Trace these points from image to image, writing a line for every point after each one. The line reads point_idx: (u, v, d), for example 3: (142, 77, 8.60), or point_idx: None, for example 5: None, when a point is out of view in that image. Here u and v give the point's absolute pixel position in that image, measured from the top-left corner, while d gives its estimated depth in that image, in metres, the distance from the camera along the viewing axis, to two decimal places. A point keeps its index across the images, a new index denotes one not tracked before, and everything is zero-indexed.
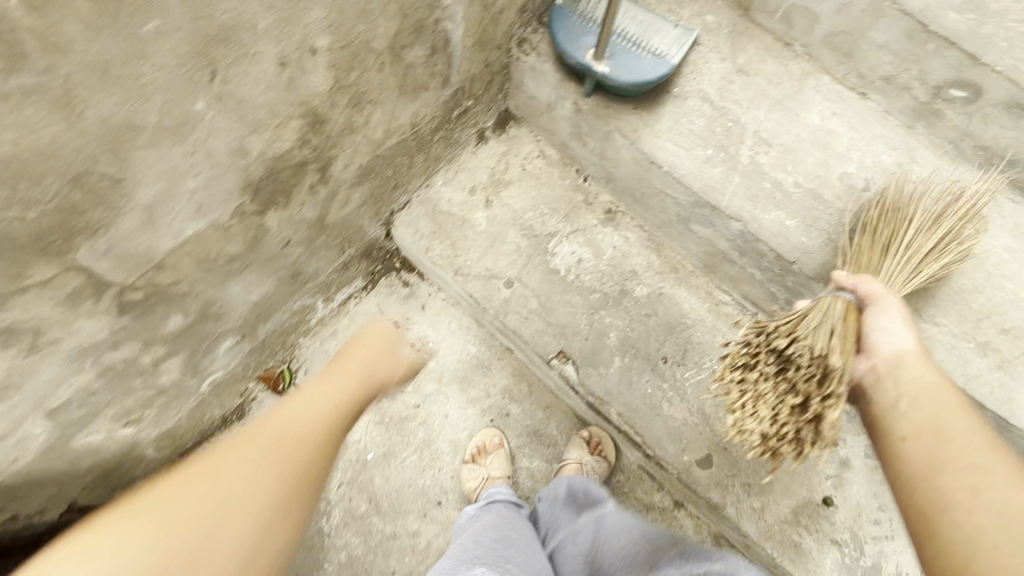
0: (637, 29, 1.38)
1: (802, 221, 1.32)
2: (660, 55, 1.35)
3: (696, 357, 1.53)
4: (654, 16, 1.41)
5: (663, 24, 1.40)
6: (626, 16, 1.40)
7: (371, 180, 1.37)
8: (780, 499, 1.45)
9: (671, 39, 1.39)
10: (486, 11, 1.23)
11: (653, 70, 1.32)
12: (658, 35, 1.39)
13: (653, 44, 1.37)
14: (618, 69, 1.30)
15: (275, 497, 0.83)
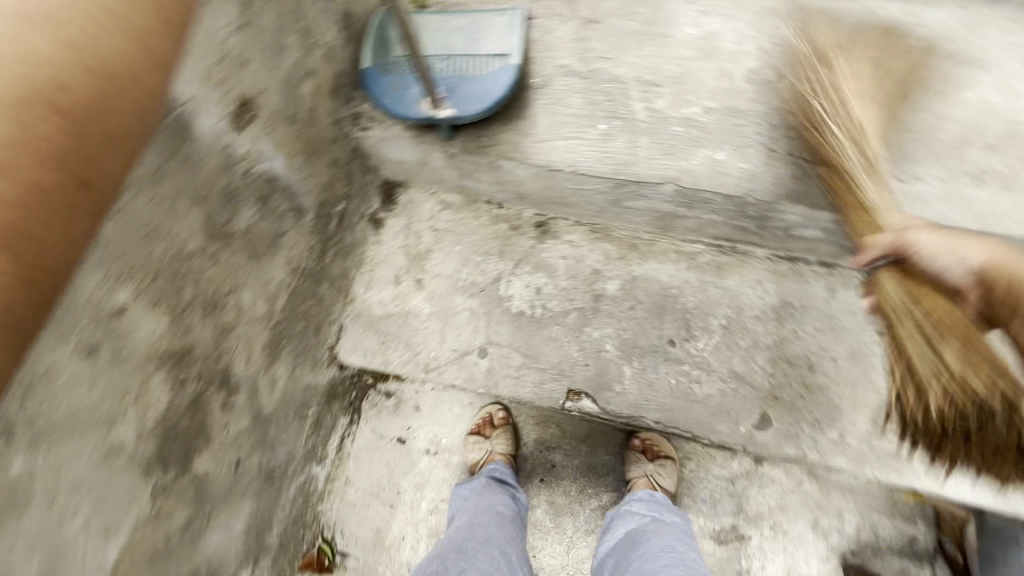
0: (463, 41, 1.23)
1: (733, 146, 1.16)
2: (500, 57, 1.20)
3: (700, 322, 1.40)
4: (471, 17, 1.25)
5: (485, 19, 1.24)
6: (443, 34, 1.24)
7: (287, 344, 1.20)
8: (856, 417, 1.33)
9: (501, 29, 1.23)
10: (296, 120, 1.05)
11: (496, 82, 1.18)
12: (488, 34, 1.23)
13: (486, 48, 1.21)
14: (463, 103, 1.17)
15: (84, 7, 0.42)
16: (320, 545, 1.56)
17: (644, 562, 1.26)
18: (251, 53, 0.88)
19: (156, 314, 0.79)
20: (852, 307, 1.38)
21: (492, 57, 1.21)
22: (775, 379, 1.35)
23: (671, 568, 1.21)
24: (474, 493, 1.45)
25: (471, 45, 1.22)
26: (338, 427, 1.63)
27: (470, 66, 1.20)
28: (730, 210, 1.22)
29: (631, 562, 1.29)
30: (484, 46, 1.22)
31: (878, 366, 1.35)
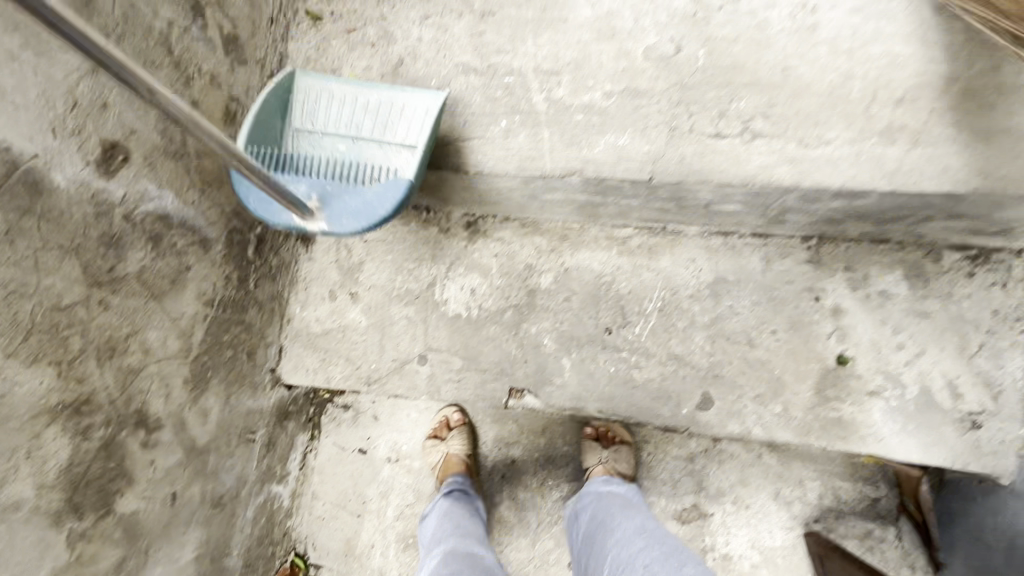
0: (373, 126, 1.16)
1: (635, 130, 1.13)
2: (409, 147, 1.13)
3: (636, 307, 1.38)
4: (391, 95, 1.16)
5: (398, 104, 1.16)
6: (354, 113, 1.18)
7: (215, 375, 1.21)
8: (798, 387, 1.31)
9: (415, 118, 1.15)
10: (183, 154, 1.04)
11: (379, 188, 1.08)
12: (402, 120, 1.15)
13: (396, 137, 1.14)
14: (338, 215, 1.08)
15: None
16: (293, 558, 1.60)
17: (619, 549, 1.13)
18: (110, 95, 0.88)
19: (39, 370, 0.80)
20: (788, 277, 1.35)
21: (400, 146, 1.14)
22: (714, 357, 1.34)
23: (646, 549, 1.08)
24: (446, 518, 1.41)
25: (382, 132, 1.15)
26: (299, 443, 1.64)
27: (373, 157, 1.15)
28: (645, 195, 1.19)
29: (609, 552, 1.16)
30: (395, 134, 1.15)
31: (818, 333, 1.32)
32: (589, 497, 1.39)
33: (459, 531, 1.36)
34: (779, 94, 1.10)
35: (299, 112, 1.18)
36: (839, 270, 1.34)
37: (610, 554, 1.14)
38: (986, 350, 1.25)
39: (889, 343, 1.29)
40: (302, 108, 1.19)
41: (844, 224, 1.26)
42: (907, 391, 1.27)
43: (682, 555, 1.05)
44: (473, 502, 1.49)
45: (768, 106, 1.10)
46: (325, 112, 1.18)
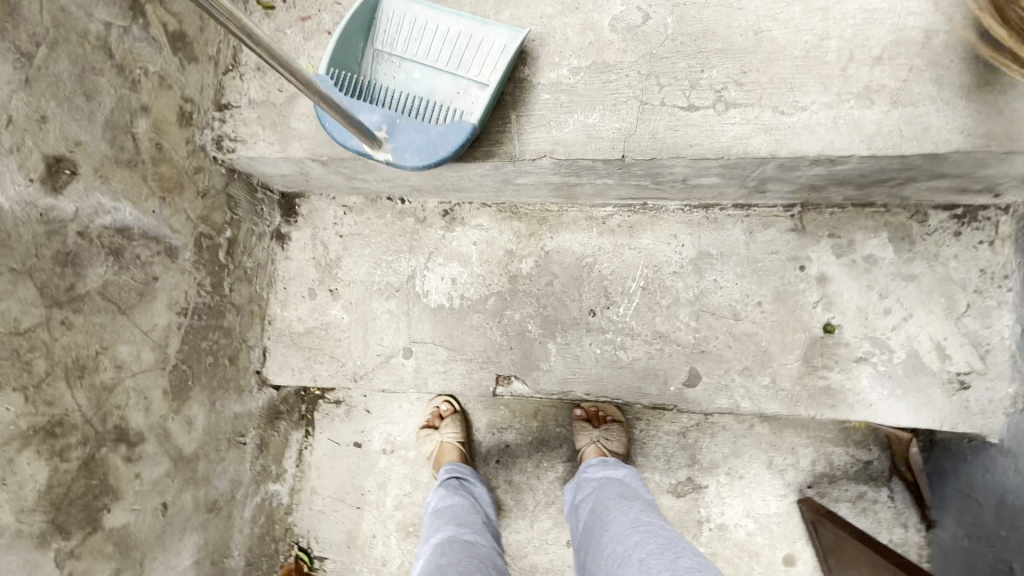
0: (450, 57, 1.11)
1: (604, 107, 1.09)
2: (480, 84, 1.09)
3: (619, 287, 1.36)
4: (468, 24, 1.10)
5: (480, 35, 1.10)
6: (433, 38, 1.11)
7: (197, 383, 1.20)
8: (785, 358, 1.30)
9: (493, 53, 1.09)
10: (136, 162, 1.01)
11: (443, 136, 1.06)
12: (479, 54, 1.10)
13: (470, 71, 1.09)
14: (403, 150, 1.06)
15: None
16: (298, 552, 1.63)
17: (615, 544, 1.10)
18: (48, 107, 0.85)
19: (3, 397, 0.80)
20: (773, 247, 1.33)
21: (472, 85, 1.10)
22: (700, 333, 1.33)
23: (643, 542, 1.05)
24: (440, 507, 1.36)
25: (456, 65, 1.11)
26: (293, 441, 1.64)
27: (444, 93, 1.11)
28: (621, 173, 1.16)
29: (603, 547, 1.12)
30: (468, 70, 1.10)
31: (804, 303, 1.30)
32: (587, 487, 1.36)
33: (454, 518, 1.30)
34: (752, 59, 1.05)
35: (381, 35, 1.14)
36: (824, 237, 1.31)
37: (605, 550, 1.11)
38: (973, 311, 1.23)
39: (875, 308, 1.28)
40: (385, 30, 1.14)
41: (826, 190, 1.23)
42: (894, 355, 1.27)
43: (680, 549, 1.03)
44: (471, 488, 1.46)
45: (740, 73, 1.06)
46: (409, 37, 1.12)
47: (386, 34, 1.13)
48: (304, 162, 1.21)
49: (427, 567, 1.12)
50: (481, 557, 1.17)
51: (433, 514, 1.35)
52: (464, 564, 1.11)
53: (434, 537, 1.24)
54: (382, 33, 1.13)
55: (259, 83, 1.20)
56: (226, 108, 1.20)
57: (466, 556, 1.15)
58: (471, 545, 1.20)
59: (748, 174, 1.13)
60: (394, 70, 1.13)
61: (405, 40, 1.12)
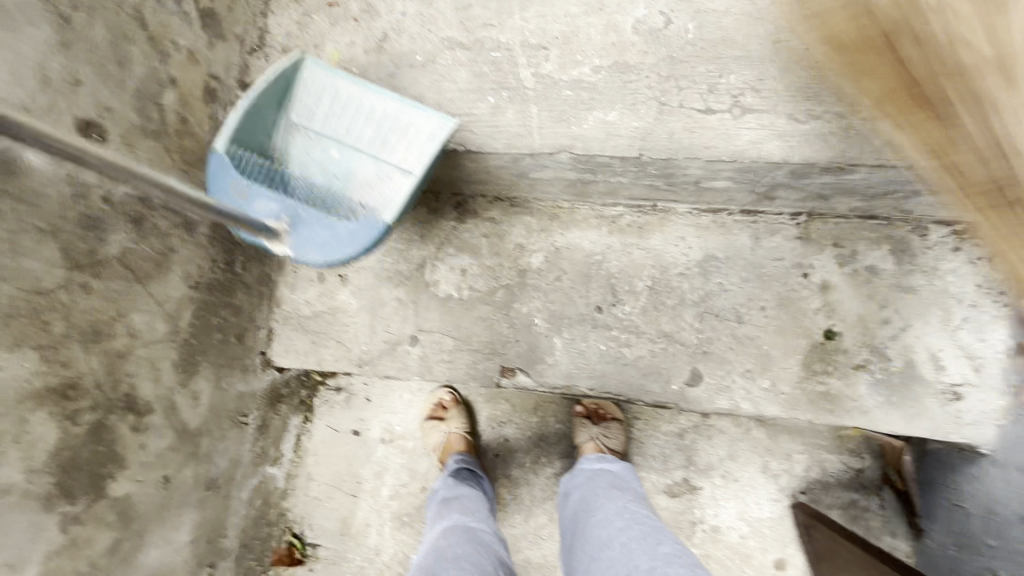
0: (374, 136, 1.15)
1: (624, 106, 1.11)
2: (402, 171, 1.12)
3: (626, 286, 1.39)
4: (395, 106, 1.12)
5: (407, 117, 1.12)
6: (357, 115, 1.15)
7: (204, 360, 1.20)
8: (786, 362, 1.33)
9: (419, 138, 1.12)
10: (160, 135, 1.01)
11: (347, 235, 1.08)
12: (404, 139, 1.12)
13: (393, 157, 1.13)
14: (302, 244, 1.08)
15: None
16: (290, 538, 1.62)
17: (600, 529, 1.16)
18: (82, 72, 0.86)
19: (19, 353, 0.80)
20: (778, 253, 1.36)
21: (392, 170, 1.14)
22: (704, 334, 1.35)
23: (626, 529, 1.13)
24: (447, 493, 1.39)
25: (379, 148, 1.15)
26: (292, 425, 1.64)
27: (364, 173, 1.15)
28: (635, 172, 1.19)
29: (589, 531, 1.18)
30: (391, 153, 1.13)
31: (806, 309, 1.33)
32: (580, 475, 1.38)
33: (460, 504, 1.34)
34: (768, 68, 1.09)
35: (299, 106, 1.16)
36: (827, 247, 1.34)
37: (590, 533, 1.18)
38: (969, 324, 1.26)
39: (875, 318, 1.31)
40: (303, 101, 1.16)
41: (833, 200, 1.26)
42: (891, 364, 1.30)
43: (660, 535, 1.11)
44: (478, 479, 1.48)
45: (758, 81, 1.09)
46: (330, 114, 1.15)
47: (302, 107, 1.16)
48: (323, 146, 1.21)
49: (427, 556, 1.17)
50: (480, 542, 1.21)
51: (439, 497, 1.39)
52: (465, 551, 1.17)
53: (438, 523, 1.28)
54: (299, 104, 1.16)
55: None
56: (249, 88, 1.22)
57: (467, 542, 1.20)
58: (471, 527, 1.25)
59: (759, 179, 1.16)
60: (309, 143, 1.16)
61: (326, 114, 1.16)
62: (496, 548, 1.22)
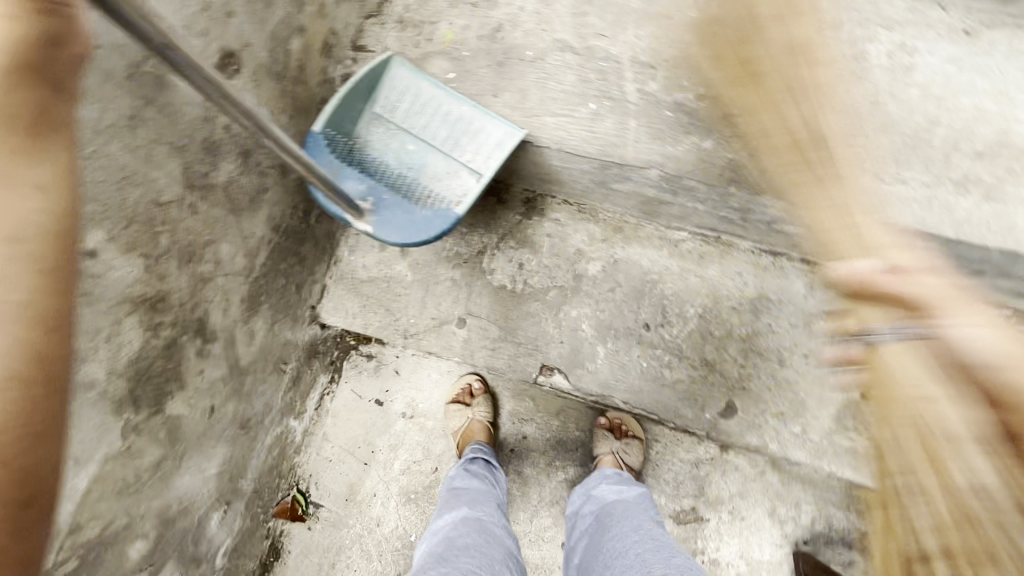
0: (448, 137, 1.21)
1: (719, 135, 1.15)
2: (471, 171, 1.19)
3: (677, 309, 1.42)
4: (469, 110, 1.19)
5: (480, 121, 1.18)
6: (434, 115, 1.21)
7: (267, 301, 1.23)
8: (819, 412, 1.35)
9: (489, 141, 1.19)
10: (282, 78, 1.05)
11: (425, 226, 1.18)
12: (474, 141, 1.19)
13: (464, 156, 1.20)
14: (384, 225, 1.18)
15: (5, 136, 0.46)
16: (295, 495, 1.63)
17: (615, 542, 1.20)
18: (235, 5, 0.90)
19: (130, 258, 0.82)
20: (829, 305, 1.39)
21: (462, 169, 1.20)
22: (745, 370, 1.38)
23: (642, 542, 1.16)
24: (458, 486, 1.39)
25: (451, 146, 1.21)
26: (318, 383, 1.66)
27: (435, 170, 1.22)
28: (714, 201, 1.23)
29: (604, 545, 1.22)
30: (462, 154, 1.20)
31: (847, 364, 1.36)
32: (595, 491, 1.42)
33: (470, 495, 1.34)
34: (864, 126, 1.13)
35: (382, 99, 1.22)
36: None
37: (606, 547, 1.21)
38: None
39: None
40: (385, 96, 1.22)
41: None
42: None
43: (674, 549, 1.14)
44: (493, 472, 1.48)
45: (852, 136, 1.13)
46: (410, 109, 1.21)
47: (386, 100, 1.21)
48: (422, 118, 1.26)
49: (436, 540, 1.17)
50: (491, 530, 1.19)
51: (451, 488, 1.40)
52: (473, 534, 1.16)
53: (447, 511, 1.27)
54: (382, 97, 1.22)
55: (398, 35, 1.26)
56: (360, 50, 1.25)
57: (479, 530, 1.18)
58: (486, 518, 1.23)
59: (832, 231, 1.20)
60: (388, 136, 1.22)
61: (406, 109, 1.21)
62: (505, 538, 1.20)
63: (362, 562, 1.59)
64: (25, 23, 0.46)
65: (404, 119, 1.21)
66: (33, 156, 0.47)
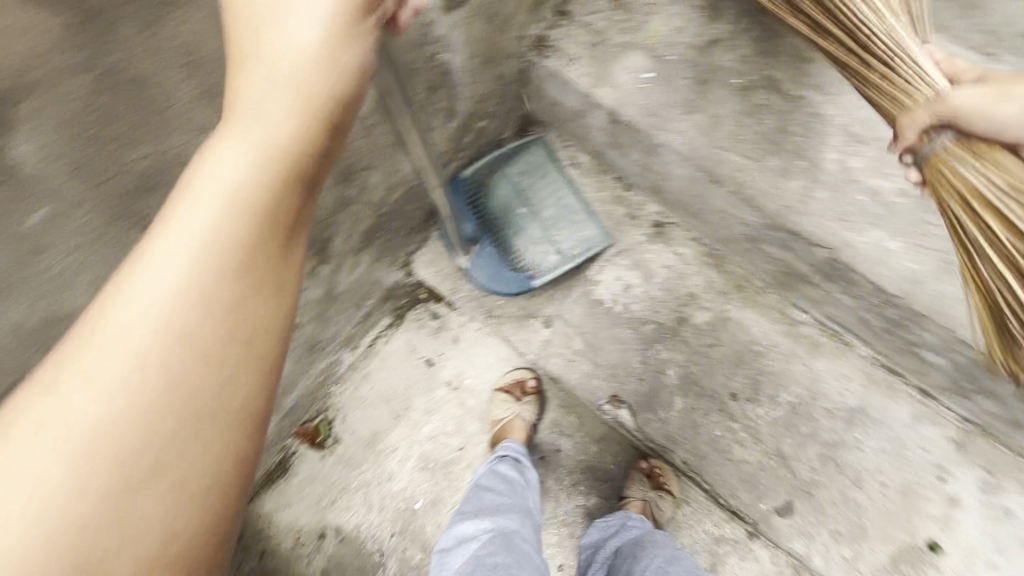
0: (552, 214, 1.37)
1: (908, 242, 1.04)
2: (557, 250, 1.36)
3: (770, 390, 1.34)
4: (579, 207, 1.37)
5: (582, 219, 1.37)
6: (551, 194, 1.37)
7: (381, 238, 1.19)
8: (876, 546, 1.28)
9: (581, 237, 1.37)
10: (491, 22, 0.97)
11: (507, 283, 1.36)
12: (570, 229, 1.37)
13: (558, 236, 1.36)
14: (478, 266, 1.37)
15: (240, 259, 0.48)
16: (318, 423, 1.57)
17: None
18: None
19: None
20: (927, 444, 1.28)
21: (551, 246, 1.36)
22: (816, 475, 1.31)
23: None
24: (486, 485, 1.30)
25: (551, 225, 1.37)
26: (379, 323, 1.57)
27: (529, 235, 1.36)
28: (867, 302, 1.15)
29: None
30: (557, 234, 1.37)
31: (924, 511, 1.27)
32: (614, 519, 1.35)
33: (499, 500, 1.26)
34: None
35: (518, 163, 1.37)
36: (977, 465, 1.27)
37: None
38: None
39: (985, 557, 1.25)
40: (522, 162, 1.37)
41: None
42: None
43: None
44: (521, 470, 1.33)
45: None
46: (533, 185, 1.37)
47: (521, 165, 1.37)
48: (598, 109, 1.17)
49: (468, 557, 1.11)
50: (522, 547, 1.13)
51: (478, 487, 1.31)
52: (507, 553, 1.10)
53: (477, 518, 1.20)
54: (520, 162, 1.37)
55: (605, 14, 1.16)
56: (563, 16, 1.18)
57: (510, 548, 1.12)
58: (513, 532, 1.16)
59: (976, 373, 1.12)
60: (508, 192, 1.37)
61: (530, 180, 1.37)
62: (536, 557, 1.14)
63: (361, 510, 1.56)
64: (320, 139, 0.52)
65: (526, 185, 1.36)
66: (281, 269, 0.51)
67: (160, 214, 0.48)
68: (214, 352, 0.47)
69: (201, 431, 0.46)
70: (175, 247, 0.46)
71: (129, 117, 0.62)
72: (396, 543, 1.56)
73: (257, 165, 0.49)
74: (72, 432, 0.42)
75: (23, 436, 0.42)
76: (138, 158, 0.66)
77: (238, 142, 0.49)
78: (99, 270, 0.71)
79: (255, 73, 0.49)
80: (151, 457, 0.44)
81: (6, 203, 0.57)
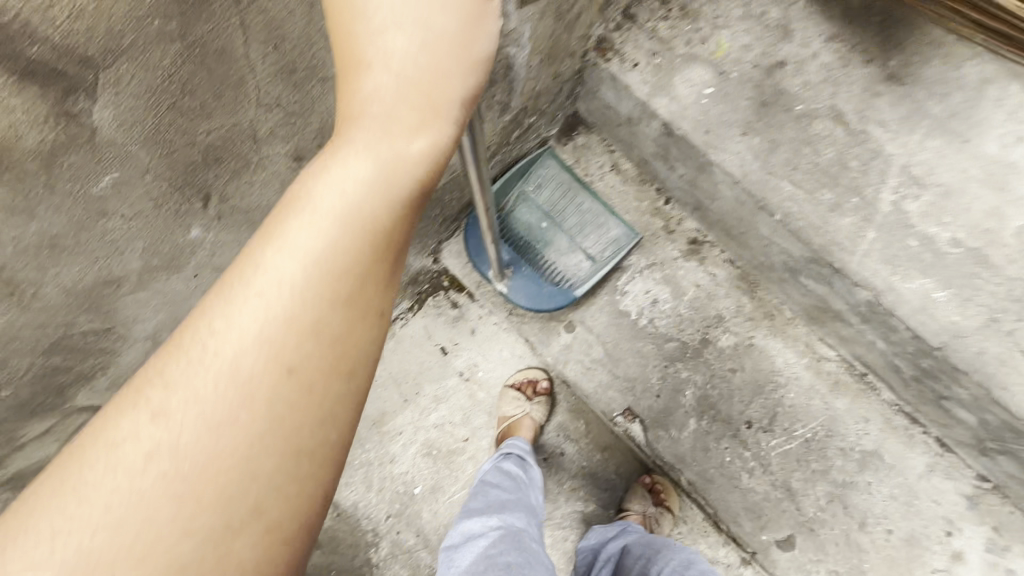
0: (575, 224, 1.33)
1: (954, 293, 1.02)
2: (589, 256, 1.34)
3: (786, 423, 1.32)
4: (600, 208, 1.34)
5: (606, 219, 1.34)
6: (570, 204, 1.33)
7: None
8: None
9: (609, 237, 1.35)
10: (560, 20, 0.95)
11: (550, 298, 1.34)
12: (597, 232, 1.34)
13: (587, 242, 1.33)
14: (518, 288, 1.34)
15: (348, 285, 0.44)
16: None
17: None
18: None
19: None
20: (938, 497, 1.27)
21: (584, 254, 1.34)
22: (823, 513, 1.30)
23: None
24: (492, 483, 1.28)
25: (578, 232, 1.33)
26: (398, 306, 1.56)
27: (559, 248, 1.33)
28: (902, 348, 1.13)
29: None
30: (586, 241, 1.34)
31: (927, 562, 1.26)
32: (614, 526, 1.31)
33: (506, 498, 1.23)
34: None
35: (530, 179, 1.33)
36: (987, 524, 1.25)
37: None
38: None
39: None
40: (533, 178, 1.33)
41: None
42: None
43: None
44: (527, 467, 1.30)
45: None
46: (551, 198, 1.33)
47: (533, 181, 1.34)
48: (653, 119, 1.15)
49: (477, 556, 1.10)
50: (531, 548, 1.12)
51: (484, 484, 1.28)
52: (515, 555, 1.09)
53: (485, 517, 1.19)
54: (531, 179, 1.33)
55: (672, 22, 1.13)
56: (628, 19, 1.15)
57: (519, 548, 1.11)
58: (522, 532, 1.15)
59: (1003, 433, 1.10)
60: (528, 211, 1.33)
61: (546, 195, 1.33)
62: (544, 557, 1.13)
63: (360, 487, 1.56)
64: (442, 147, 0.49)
65: (545, 201, 1.32)
66: (386, 287, 0.47)
67: (267, 226, 0.44)
68: (314, 384, 0.43)
69: (305, 469, 0.43)
70: (282, 264, 0.43)
71: (203, 91, 0.61)
72: (391, 525, 1.55)
73: (377, 180, 0.46)
74: (176, 448, 0.40)
75: (122, 454, 0.40)
76: (207, 129, 0.66)
77: (365, 150, 0.46)
78: (148, 235, 0.72)
79: (375, 79, 0.47)
80: (246, 485, 0.41)
81: (85, 167, 0.58)
